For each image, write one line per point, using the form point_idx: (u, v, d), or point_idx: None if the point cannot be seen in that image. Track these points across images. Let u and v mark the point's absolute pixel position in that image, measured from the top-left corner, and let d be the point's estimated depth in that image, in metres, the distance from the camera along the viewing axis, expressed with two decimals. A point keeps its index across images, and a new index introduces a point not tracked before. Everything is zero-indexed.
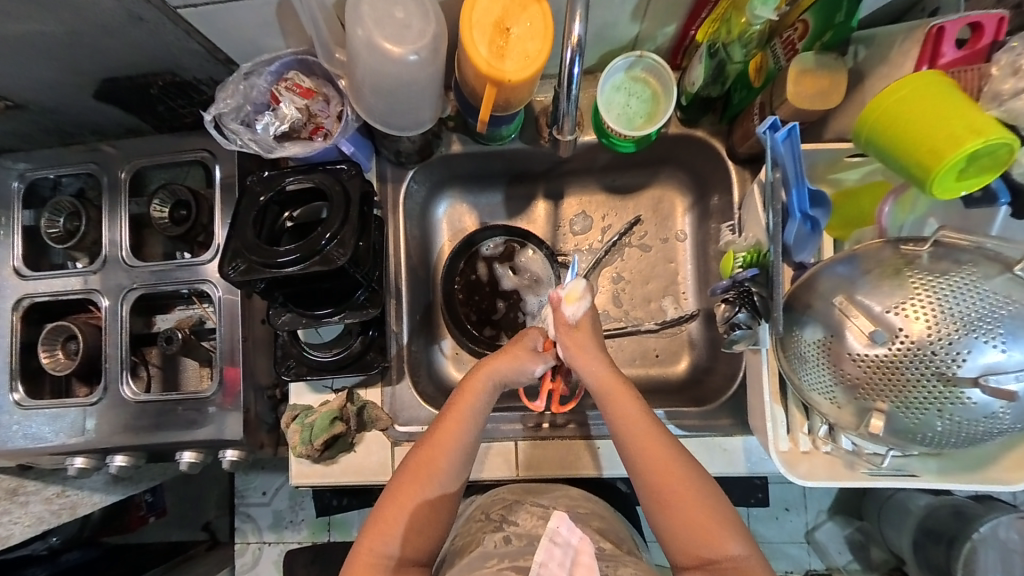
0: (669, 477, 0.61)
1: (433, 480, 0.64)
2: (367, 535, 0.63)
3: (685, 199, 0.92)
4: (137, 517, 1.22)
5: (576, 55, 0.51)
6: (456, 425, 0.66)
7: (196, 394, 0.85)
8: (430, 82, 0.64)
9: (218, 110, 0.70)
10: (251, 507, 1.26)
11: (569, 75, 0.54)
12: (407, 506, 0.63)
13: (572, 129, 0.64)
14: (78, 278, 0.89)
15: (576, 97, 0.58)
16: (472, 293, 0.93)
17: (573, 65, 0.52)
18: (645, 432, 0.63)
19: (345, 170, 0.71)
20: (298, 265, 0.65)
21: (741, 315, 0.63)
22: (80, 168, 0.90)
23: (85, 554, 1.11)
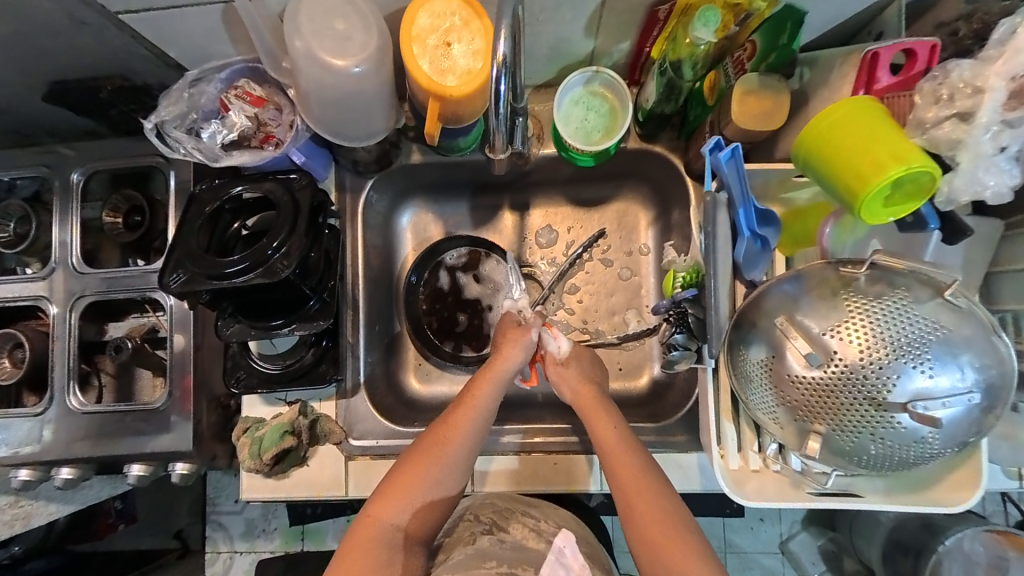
0: (638, 495, 0.62)
1: (429, 484, 0.64)
2: (353, 542, 0.61)
3: (648, 212, 0.92)
4: (106, 524, 1.14)
5: (501, 72, 0.49)
6: (467, 410, 0.67)
7: (145, 405, 0.83)
8: (376, 93, 0.63)
9: (160, 117, 0.69)
10: (221, 516, 1.23)
11: (496, 94, 0.52)
12: (396, 510, 0.62)
13: (504, 147, 0.63)
14: (27, 284, 0.87)
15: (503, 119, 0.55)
16: (435, 303, 0.93)
17: (497, 83, 0.50)
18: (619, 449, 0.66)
19: (295, 179, 0.69)
20: (243, 275, 0.63)
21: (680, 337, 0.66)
22: (31, 171, 0.88)
23: (49, 562, 1.07)
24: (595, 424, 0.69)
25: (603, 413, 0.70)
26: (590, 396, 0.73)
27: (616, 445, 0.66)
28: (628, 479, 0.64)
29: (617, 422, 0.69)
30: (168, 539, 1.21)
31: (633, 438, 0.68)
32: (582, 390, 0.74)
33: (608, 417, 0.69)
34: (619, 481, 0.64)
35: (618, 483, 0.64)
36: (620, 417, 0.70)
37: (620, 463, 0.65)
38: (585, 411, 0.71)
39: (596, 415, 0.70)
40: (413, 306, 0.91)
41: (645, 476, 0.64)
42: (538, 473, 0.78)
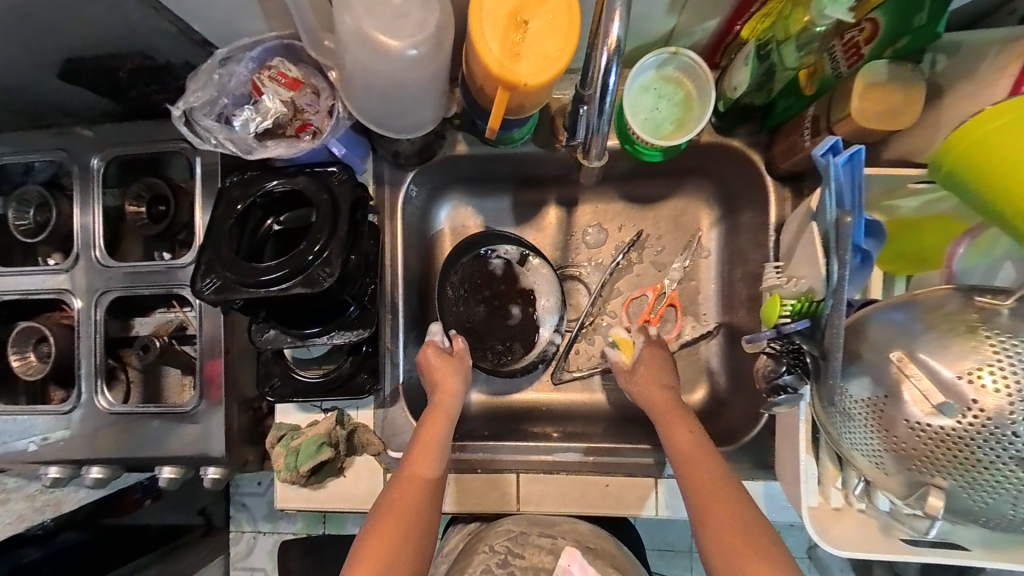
0: (719, 504, 0.60)
1: (427, 487, 0.65)
2: (371, 543, 0.61)
3: (711, 212, 0.84)
4: (131, 501, 0.98)
5: (612, 60, 0.44)
6: (436, 423, 0.69)
7: (174, 408, 0.79)
8: (431, 80, 0.55)
9: (189, 104, 0.61)
10: (244, 496, 1.19)
11: (603, 86, 0.47)
12: (411, 505, 0.63)
13: (602, 152, 0.55)
14: (48, 276, 0.82)
15: (609, 115, 0.51)
16: (478, 308, 0.84)
17: (607, 74, 0.46)
18: (702, 461, 0.63)
19: (334, 174, 0.63)
20: (281, 283, 0.58)
21: (786, 377, 0.55)
22: (47, 155, 0.82)
23: (79, 535, 0.91)
24: (669, 426, 0.68)
25: (686, 432, 0.67)
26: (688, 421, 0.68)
27: (704, 460, 0.63)
28: (707, 489, 0.61)
29: (693, 424, 0.68)
30: (192, 516, 1.11)
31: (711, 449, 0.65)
32: (652, 389, 0.73)
33: (692, 436, 0.66)
34: (691, 479, 0.62)
35: (700, 492, 0.61)
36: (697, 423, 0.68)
37: (690, 463, 0.64)
38: (665, 425, 0.68)
39: (677, 433, 0.67)
40: (451, 311, 0.83)
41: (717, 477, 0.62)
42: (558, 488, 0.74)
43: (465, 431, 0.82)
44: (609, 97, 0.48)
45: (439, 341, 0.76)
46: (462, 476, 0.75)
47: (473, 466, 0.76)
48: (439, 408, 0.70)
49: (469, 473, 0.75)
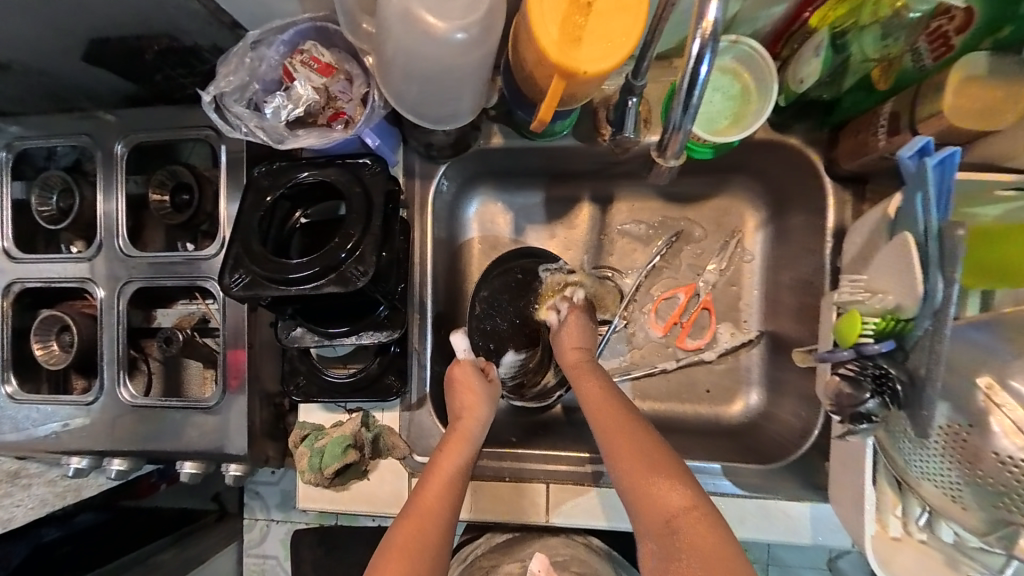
0: (618, 435, 0.59)
1: (444, 517, 0.61)
2: (381, 572, 0.56)
3: (757, 213, 0.79)
4: (147, 484, 1.00)
5: (706, 46, 0.40)
6: (456, 449, 0.66)
7: (196, 402, 0.77)
8: (478, 67, 0.52)
9: (219, 89, 0.58)
10: (258, 484, 1.12)
11: (692, 77, 0.42)
12: (424, 534, 0.59)
13: (678, 152, 0.50)
14: (71, 264, 0.81)
15: (694, 113, 0.45)
16: (502, 329, 0.79)
17: (699, 63, 0.41)
18: (607, 407, 0.62)
19: (366, 166, 0.59)
20: (312, 282, 0.55)
21: (869, 404, 0.47)
22: (71, 140, 0.80)
23: (97, 516, 0.93)
24: (580, 382, 0.67)
25: (612, 409, 0.62)
26: (601, 387, 0.66)
27: (624, 424, 0.60)
28: (655, 470, 0.55)
29: (605, 381, 0.66)
30: (206, 501, 1.09)
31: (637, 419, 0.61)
32: (570, 353, 0.71)
33: (615, 411, 0.62)
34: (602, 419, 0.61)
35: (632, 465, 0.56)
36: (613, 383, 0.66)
37: (625, 444, 0.58)
38: (592, 412, 0.63)
39: (602, 407, 0.63)
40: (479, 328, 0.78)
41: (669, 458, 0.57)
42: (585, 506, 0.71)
43: (492, 436, 0.79)
44: (698, 90, 0.43)
45: (471, 357, 0.74)
46: (489, 483, 0.72)
47: (501, 472, 0.73)
48: (462, 433, 0.67)
49: (494, 479, 0.72)
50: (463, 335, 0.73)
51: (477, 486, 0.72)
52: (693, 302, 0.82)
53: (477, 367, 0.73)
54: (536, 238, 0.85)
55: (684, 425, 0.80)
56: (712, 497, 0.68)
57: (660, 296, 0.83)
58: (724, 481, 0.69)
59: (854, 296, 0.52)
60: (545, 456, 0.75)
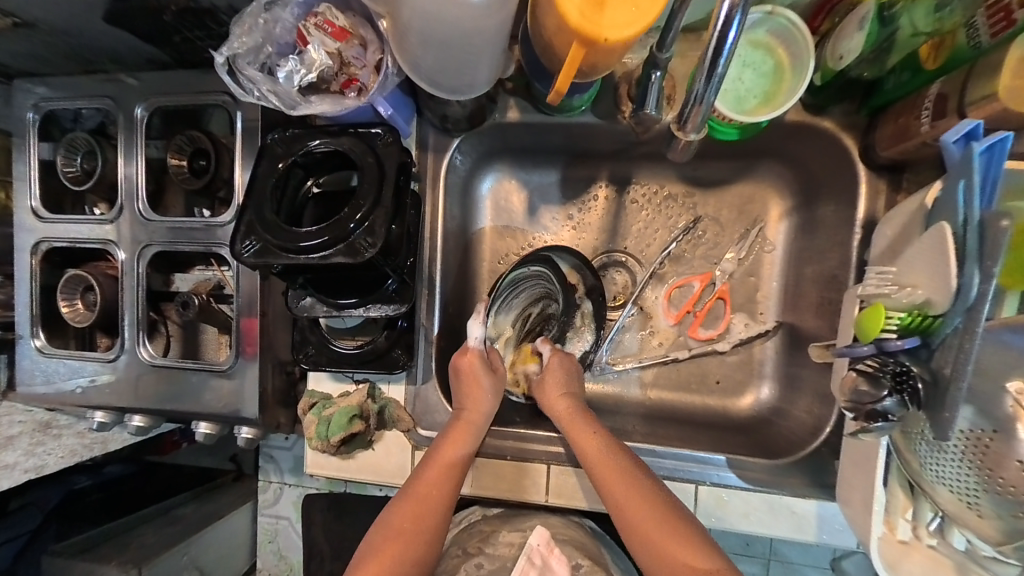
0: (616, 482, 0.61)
1: (442, 502, 0.63)
2: (378, 553, 0.58)
3: (782, 200, 0.76)
4: (172, 441, 1.12)
5: (738, 8, 0.37)
6: (458, 440, 0.67)
7: (211, 365, 0.80)
8: (495, 33, 0.50)
9: (233, 51, 0.57)
10: (273, 449, 1.09)
11: (720, 44, 0.39)
12: (425, 517, 0.62)
13: (700, 125, 0.46)
14: (95, 226, 0.83)
15: (719, 84, 0.42)
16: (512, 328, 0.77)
17: (728, 27, 0.38)
18: (607, 458, 0.63)
19: (379, 136, 0.59)
20: (322, 251, 0.55)
21: (887, 402, 0.44)
22: (94, 102, 0.81)
23: (126, 467, 1.13)
24: (576, 437, 0.66)
25: (620, 471, 0.62)
26: (598, 435, 0.65)
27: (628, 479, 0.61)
28: (648, 526, 0.58)
29: (596, 430, 0.66)
30: (224, 462, 1.16)
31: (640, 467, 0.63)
32: (556, 403, 0.69)
33: (622, 467, 0.62)
34: (605, 483, 0.61)
35: (633, 533, 0.59)
36: (595, 421, 0.67)
37: (631, 503, 0.59)
38: (591, 462, 0.63)
39: (602, 462, 0.62)
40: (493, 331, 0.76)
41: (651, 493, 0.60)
42: (588, 491, 0.71)
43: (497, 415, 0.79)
44: (723, 60, 0.40)
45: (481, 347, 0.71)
46: (492, 462, 0.72)
47: (503, 451, 0.74)
48: (465, 424, 0.68)
49: (498, 458, 0.73)
50: (480, 325, 0.70)
51: (480, 463, 0.73)
52: (707, 291, 0.80)
53: (482, 359, 0.71)
54: (551, 219, 0.83)
55: (692, 415, 0.78)
56: (716, 489, 0.67)
57: (671, 286, 0.80)
58: (728, 473, 0.68)
59: (880, 288, 0.49)
60: (549, 439, 0.75)
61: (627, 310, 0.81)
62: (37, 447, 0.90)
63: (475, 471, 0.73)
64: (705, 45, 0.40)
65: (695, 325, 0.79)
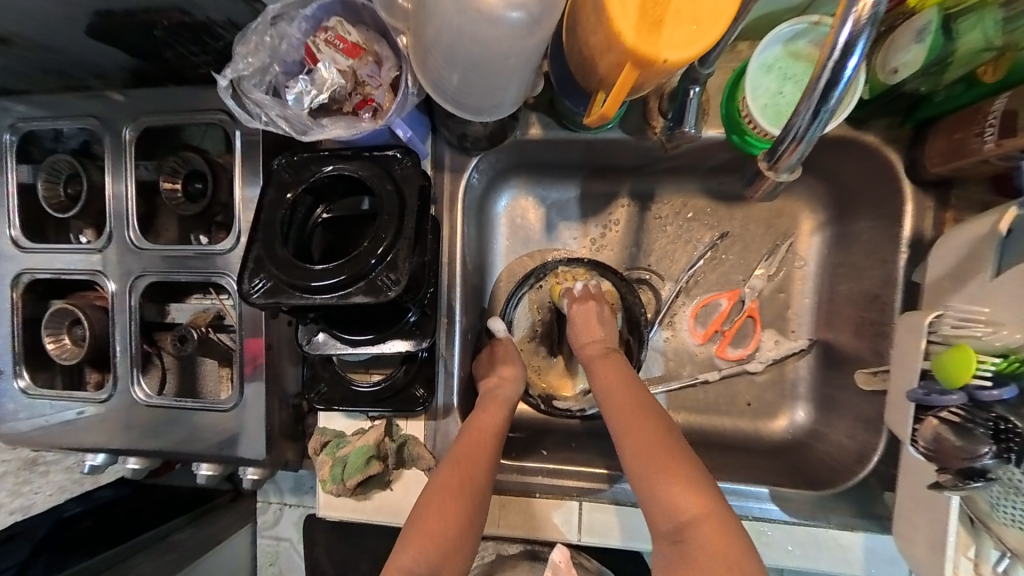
0: (637, 424, 0.57)
1: (485, 461, 0.60)
2: (426, 515, 0.56)
3: (814, 215, 0.73)
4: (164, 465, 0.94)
5: (861, 32, 0.33)
6: (495, 410, 0.65)
7: (213, 404, 0.74)
8: (530, 52, 0.46)
9: (238, 72, 0.52)
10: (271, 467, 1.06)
11: (835, 75, 0.36)
12: (471, 479, 0.58)
13: (794, 164, 0.43)
14: (81, 256, 0.77)
15: (827, 119, 0.38)
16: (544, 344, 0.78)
17: (848, 54, 0.34)
18: (637, 413, 0.57)
19: (397, 161, 0.54)
20: (338, 291, 0.50)
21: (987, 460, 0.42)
22: (76, 122, 0.75)
23: (115, 493, 0.93)
24: (602, 371, 0.63)
25: (641, 414, 0.57)
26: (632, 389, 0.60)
27: (642, 420, 0.57)
28: (669, 480, 0.52)
29: (624, 369, 0.63)
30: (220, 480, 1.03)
31: (665, 417, 0.58)
32: (587, 345, 0.67)
33: (646, 415, 0.57)
34: (631, 428, 0.57)
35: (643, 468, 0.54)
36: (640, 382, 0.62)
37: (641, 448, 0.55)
38: (616, 414, 0.59)
39: (631, 415, 0.57)
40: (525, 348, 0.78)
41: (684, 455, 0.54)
42: (623, 531, 0.66)
43: (520, 448, 0.75)
44: (839, 90, 0.36)
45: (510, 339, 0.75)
46: (517, 499, 0.68)
47: (530, 488, 0.69)
48: (500, 396, 0.67)
49: (527, 496, 0.68)
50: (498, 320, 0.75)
51: (506, 502, 0.68)
52: (736, 309, 0.76)
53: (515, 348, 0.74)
54: (570, 236, 0.79)
55: (726, 440, 0.75)
56: (759, 523, 0.63)
57: (693, 305, 0.77)
58: (770, 506, 0.64)
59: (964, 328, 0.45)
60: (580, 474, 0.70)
61: (656, 332, 0.77)
62: (24, 486, 0.84)
63: (499, 509, 0.67)
64: (818, 73, 0.36)
65: (724, 344, 0.76)
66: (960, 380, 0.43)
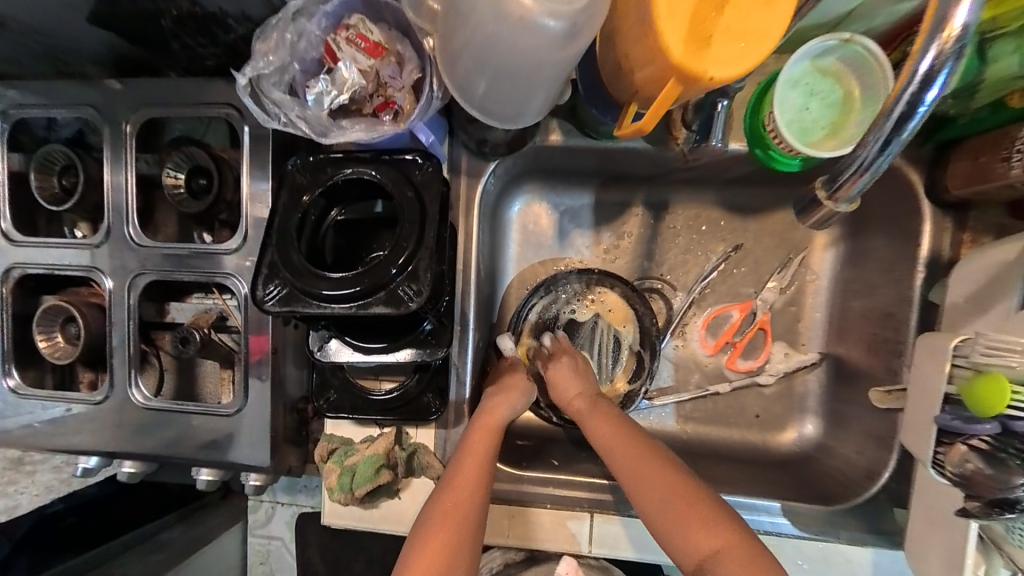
0: (637, 466, 0.55)
1: (480, 496, 0.56)
2: (418, 564, 0.53)
3: (828, 229, 0.73)
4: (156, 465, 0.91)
5: (944, 62, 0.33)
6: (488, 435, 0.61)
7: (215, 408, 0.71)
8: (563, 64, 0.44)
9: (256, 69, 0.50)
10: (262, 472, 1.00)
11: (911, 105, 0.35)
12: (464, 519, 0.55)
13: (855, 194, 0.41)
14: (76, 252, 0.73)
15: (896, 150, 0.37)
16: None
17: (928, 85, 0.34)
18: (632, 447, 0.56)
19: (417, 167, 0.52)
20: (356, 302, 0.49)
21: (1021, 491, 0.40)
22: (72, 111, 0.72)
23: (102, 489, 0.90)
24: (596, 424, 0.60)
25: (623, 437, 0.57)
26: (614, 425, 0.59)
27: (647, 461, 0.55)
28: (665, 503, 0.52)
29: (614, 414, 0.61)
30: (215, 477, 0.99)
31: (660, 449, 0.56)
32: (571, 394, 0.65)
33: (628, 438, 0.57)
34: (630, 474, 0.55)
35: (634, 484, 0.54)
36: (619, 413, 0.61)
37: (635, 476, 0.54)
38: (611, 456, 0.57)
39: (621, 453, 0.56)
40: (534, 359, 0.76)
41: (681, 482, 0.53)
42: (634, 542, 0.66)
43: (529, 457, 0.74)
44: (914, 122, 0.36)
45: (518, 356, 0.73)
46: (522, 511, 0.67)
47: (539, 499, 0.68)
48: (492, 418, 0.62)
49: (538, 506, 0.67)
50: (507, 338, 0.72)
51: (515, 512, 0.67)
52: (747, 322, 0.76)
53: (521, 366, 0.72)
54: (583, 244, 0.78)
55: (734, 453, 0.75)
56: (769, 537, 0.64)
57: (704, 316, 0.77)
58: (781, 520, 0.65)
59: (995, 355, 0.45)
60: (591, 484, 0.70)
61: (666, 343, 0.77)
62: (10, 485, 0.89)
63: (509, 519, 0.67)
64: (895, 103, 0.35)
65: (734, 356, 0.76)
66: (995, 406, 0.43)
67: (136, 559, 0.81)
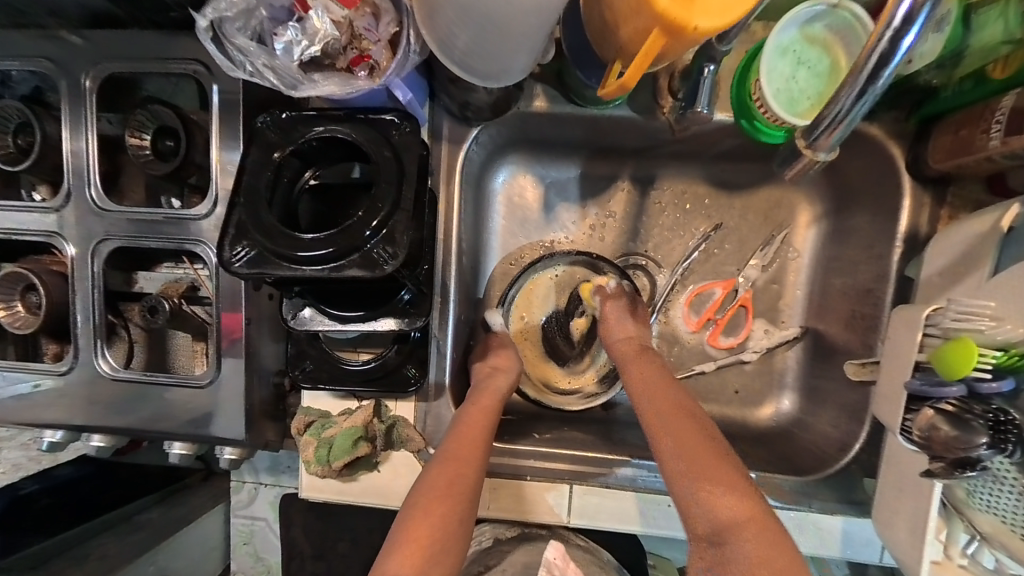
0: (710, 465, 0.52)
1: (478, 456, 0.58)
2: (416, 519, 0.53)
3: (811, 207, 0.73)
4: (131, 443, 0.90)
5: (923, 4, 0.34)
6: (487, 403, 0.63)
7: (188, 379, 0.69)
8: (546, 15, 0.43)
9: (218, 13, 0.47)
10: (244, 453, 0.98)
11: (891, 47, 0.36)
12: (460, 479, 0.56)
13: (833, 145, 0.43)
14: (34, 216, 0.69)
15: (874, 96, 0.39)
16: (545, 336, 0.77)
17: (908, 26, 0.34)
18: (709, 455, 0.53)
19: (394, 126, 0.50)
20: (330, 264, 0.47)
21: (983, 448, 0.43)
22: (26, 65, 0.67)
23: (77, 471, 0.88)
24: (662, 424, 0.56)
25: (707, 454, 0.53)
26: (686, 422, 0.56)
27: (714, 461, 0.52)
28: (729, 513, 0.49)
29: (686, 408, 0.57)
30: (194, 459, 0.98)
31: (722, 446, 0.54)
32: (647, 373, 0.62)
33: (707, 450, 0.53)
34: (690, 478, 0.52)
35: (692, 490, 0.51)
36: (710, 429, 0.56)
37: (696, 486, 0.51)
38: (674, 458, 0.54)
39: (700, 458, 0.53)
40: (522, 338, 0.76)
41: (734, 473, 0.52)
42: (618, 514, 0.66)
43: (511, 431, 0.73)
44: (889, 69, 0.37)
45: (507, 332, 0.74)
46: (509, 484, 0.67)
47: (519, 472, 0.68)
48: (491, 390, 0.65)
49: (519, 479, 0.67)
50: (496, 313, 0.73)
51: (496, 484, 0.67)
52: (730, 298, 0.76)
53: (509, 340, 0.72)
54: (569, 218, 0.77)
55: (714, 428, 0.76)
56: None
57: (689, 291, 0.76)
58: None
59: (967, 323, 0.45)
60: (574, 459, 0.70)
61: (652, 322, 0.77)
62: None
63: (490, 492, 0.67)
64: (874, 47, 0.36)
65: (716, 332, 0.76)
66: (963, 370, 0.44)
67: (109, 536, 0.79)
